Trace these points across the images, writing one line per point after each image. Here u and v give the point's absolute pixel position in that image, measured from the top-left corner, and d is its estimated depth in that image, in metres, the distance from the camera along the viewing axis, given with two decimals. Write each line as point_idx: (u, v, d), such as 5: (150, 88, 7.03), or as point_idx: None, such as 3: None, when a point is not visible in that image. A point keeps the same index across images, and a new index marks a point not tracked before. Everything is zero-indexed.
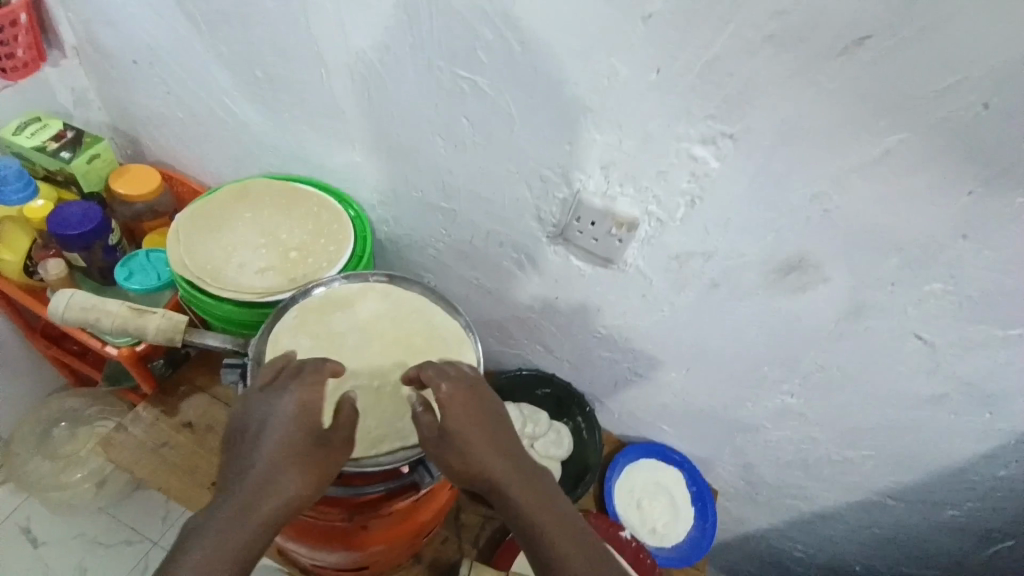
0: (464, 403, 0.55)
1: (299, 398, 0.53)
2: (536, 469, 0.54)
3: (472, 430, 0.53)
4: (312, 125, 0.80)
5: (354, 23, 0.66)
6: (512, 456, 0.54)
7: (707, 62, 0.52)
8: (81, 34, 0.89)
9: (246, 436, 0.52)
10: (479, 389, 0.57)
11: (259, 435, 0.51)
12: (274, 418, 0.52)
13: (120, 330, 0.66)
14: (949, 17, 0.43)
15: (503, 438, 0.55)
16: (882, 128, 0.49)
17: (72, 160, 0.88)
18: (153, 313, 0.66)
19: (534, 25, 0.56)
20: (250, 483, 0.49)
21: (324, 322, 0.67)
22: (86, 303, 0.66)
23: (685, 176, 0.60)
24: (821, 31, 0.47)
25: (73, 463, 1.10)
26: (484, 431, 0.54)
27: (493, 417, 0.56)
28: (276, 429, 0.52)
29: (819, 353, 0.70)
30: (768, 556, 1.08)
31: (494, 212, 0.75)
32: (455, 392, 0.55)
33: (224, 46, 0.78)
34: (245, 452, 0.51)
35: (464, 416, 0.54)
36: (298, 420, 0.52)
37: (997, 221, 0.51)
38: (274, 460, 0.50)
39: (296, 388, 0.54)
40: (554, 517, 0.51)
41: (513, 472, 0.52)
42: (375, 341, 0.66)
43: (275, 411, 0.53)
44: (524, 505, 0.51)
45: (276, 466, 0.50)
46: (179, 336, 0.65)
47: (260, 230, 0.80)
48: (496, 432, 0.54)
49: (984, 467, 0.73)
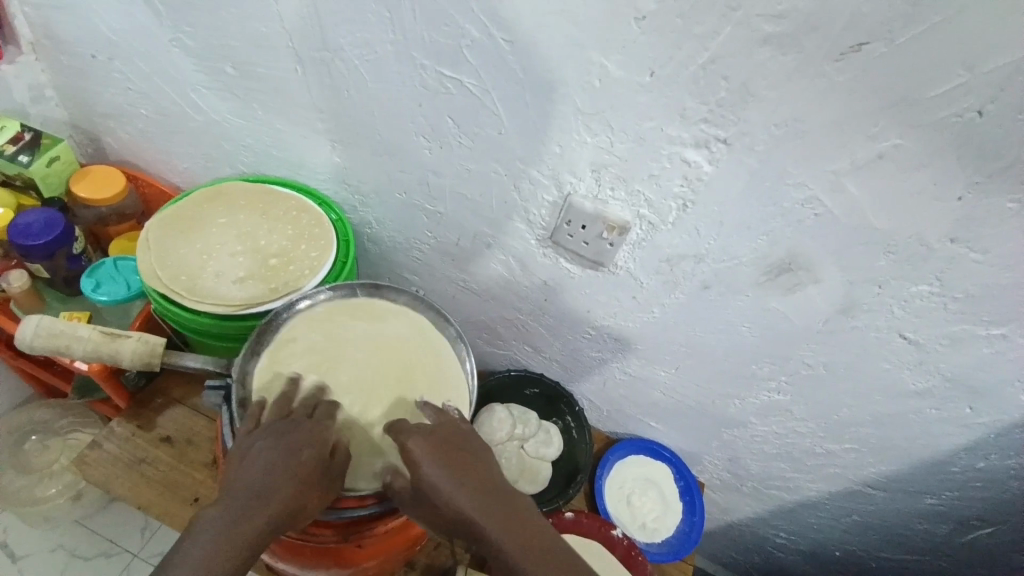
0: (433, 454, 0.52)
1: (311, 430, 0.53)
2: (525, 511, 0.50)
3: (444, 481, 0.50)
4: (289, 124, 0.77)
5: (333, 20, 0.62)
6: (492, 499, 0.50)
7: (703, 65, 0.50)
8: (36, 27, 0.83)
9: (249, 451, 0.50)
10: (449, 434, 0.55)
11: (265, 449, 0.50)
12: (284, 439, 0.51)
13: (91, 357, 0.62)
14: (950, 23, 0.42)
15: (481, 480, 0.51)
16: (879, 132, 0.49)
17: (31, 164, 0.83)
18: (127, 337, 0.63)
19: (524, 25, 0.54)
20: (249, 495, 0.47)
21: (312, 338, 0.66)
22: (51, 328, 0.61)
23: (677, 179, 0.59)
24: (821, 35, 0.46)
25: (49, 476, 1.05)
26: (458, 477, 0.51)
27: (468, 459, 0.52)
28: (284, 447, 0.51)
29: (808, 352, 0.71)
30: (751, 543, 1.11)
31: (481, 213, 0.73)
32: (422, 444, 0.53)
33: (190, 40, 0.73)
34: (247, 462, 0.49)
35: (436, 465, 0.51)
36: (315, 439, 0.52)
37: (987, 226, 0.52)
38: (279, 476, 0.48)
39: (309, 423, 0.54)
40: (543, 562, 0.46)
41: (493, 518, 0.48)
42: (372, 363, 0.65)
43: (284, 433, 0.52)
44: (511, 554, 0.47)
45: (280, 482, 0.48)
46: (157, 360, 0.63)
47: (236, 236, 0.77)
48: (473, 477, 0.51)
49: (965, 458, 0.75)
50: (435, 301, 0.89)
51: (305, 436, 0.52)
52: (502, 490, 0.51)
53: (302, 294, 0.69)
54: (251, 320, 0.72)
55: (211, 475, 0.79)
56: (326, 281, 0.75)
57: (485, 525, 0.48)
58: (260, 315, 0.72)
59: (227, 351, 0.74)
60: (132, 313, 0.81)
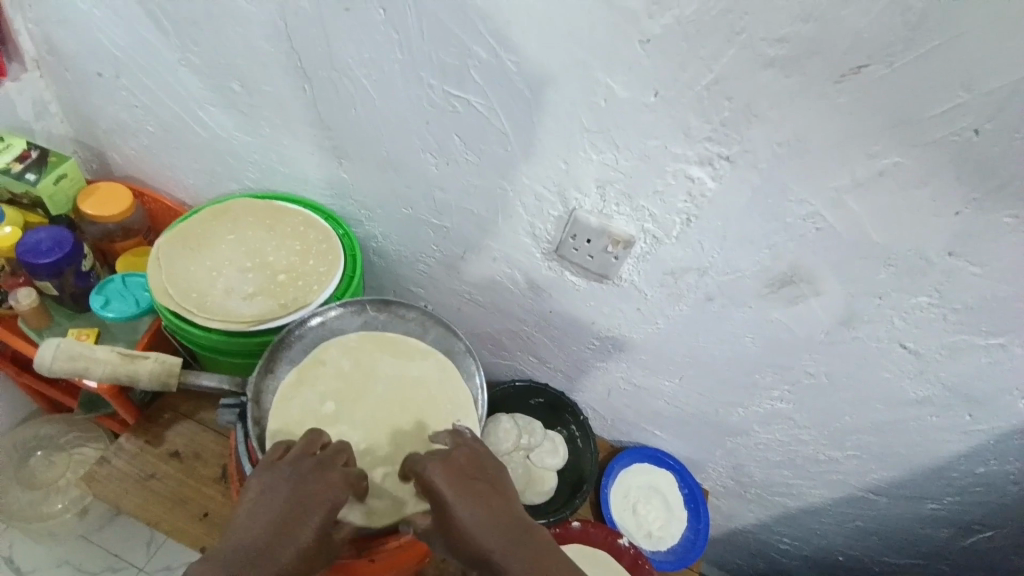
0: (451, 482, 0.53)
1: (326, 483, 0.53)
2: (545, 543, 0.50)
3: (469, 514, 0.51)
4: (295, 141, 0.77)
5: (341, 40, 0.63)
6: (515, 531, 0.51)
7: (706, 86, 0.52)
8: (41, 44, 0.84)
9: (264, 493, 0.52)
10: (468, 465, 0.55)
11: (278, 496, 0.51)
12: (297, 486, 0.52)
13: (110, 379, 0.64)
14: (948, 46, 0.44)
15: (504, 514, 0.52)
16: (878, 150, 0.51)
17: (38, 182, 0.83)
18: (145, 358, 0.64)
19: (531, 47, 0.55)
20: (258, 542, 0.48)
21: (331, 369, 0.68)
22: (71, 351, 0.62)
23: (682, 195, 0.60)
24: (822, 58, 0.47)
25: (54, 492, 1.05)
26: (477, 508, 0.51)
27: (490, 490, 0.53)
28: (299, 495, 0.51)
29: (810, 361, 0.72)
30: (754, 548, 1.12)
31: (487, 228, 0.74)
32: (442, 475, 0.54)
33: (197, 59, 0.74)
34: (260, 508, 0.50)
35: (458, 496, 0.52)
36: (328, 494, 0.53)
37: (985, 240, 0.53)
38: (289, 526, 0.49)
39: (327, 472, 0.54)
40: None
41: (519, 551, 0.49)
42: (391, 402, 0.67)
43: (300, 478, 0.53)
44: None
45: (291, 533, 0.49)
46: (174, 380, 0.64)
47: (244, 252, 0.78)
48: (493, 508, 0.52)
49: (965, 464, 0.76)
50: (440, 313, 0.90)
51: (320, 491, 0.52)
52: (523, 522, 0.52)
53: (314, 310, 0.70)
54: (261, 336, 0.73)
55: (221, 490, 0.80)
56: (334, 296, 0.76)
57: (511, 560, 0.48)
58: (270, 331, 0.73)
59: (238, 366, 0.75)
60: (140, 329, 0.82)
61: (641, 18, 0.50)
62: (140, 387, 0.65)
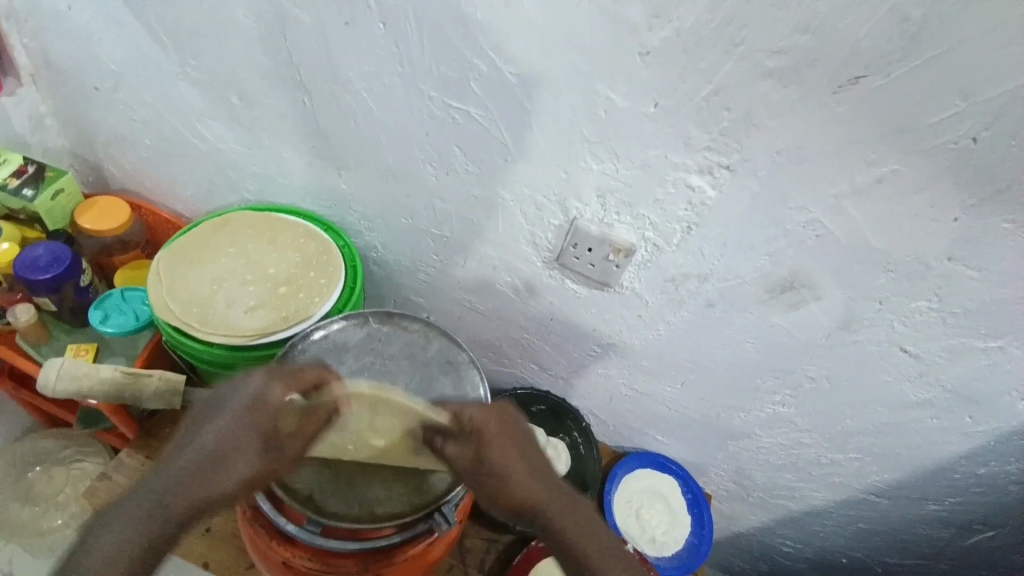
0: (497, 431, 0.58)
1: (257, 409, 0.58)
2: (564, 488, 0.60)
3: (516, 465, 0.57)
4: (295, 153, 0.77)
5: (341, 52, 0.63)
6: (548, 486, 0.59)
7: (706, 96, 0.52)
8: (37, 57, 0.83)
9: (223, 417, 0.59)
10: (507, 422, 0.60)
11: (228, 422, 0.58)
12: (243, 411, 0.58)
13: (114, 398, 0.66)
14: (944, 56, 0.44)
15: (535, 463, 0.59)
16: (877, 158, 0.51)
17: (36, 198, 0.83)
18: (148, 376, 0.67)
19: (532, 59, 0.55)
20: (196, 458, 0.58)
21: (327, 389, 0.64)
22: (74, 372, 0.64)
23: (682, 204, 0.61)
24: (821, 68, 0.47)
25: (53, 508, 1.03)
26: (517, 457, 0.58)
27: (526, 447, 0.60)
28: (244, 424, 0.58)
29: (811, 365, 0.72)
30: (756, 551, 1.12)
31: (488, 237, 0.74)
32: (488, 429, 0.58)
33: (196, 72, 0.74)
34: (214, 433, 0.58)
35: (503, 449, 0.58)
36: (252, 419, 0.57)
37: (982, 245, 0.54)
38: (238, 450, 0.57)
39: (263, 400, 0.58)
40: (592, 544, 0.58)
41: (549, 493, 0.58)
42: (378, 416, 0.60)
43: (250, 413, 0.58)
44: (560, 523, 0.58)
45: (237, 453, 0.57)
46: (178, 397, 0.68)
47: (245, 265, 0.78)
48: (527, 457, 0.59)
49: (966, 465, 0.77)
50: (441, 322, 0.90)
51: (245, 415, 0.58)
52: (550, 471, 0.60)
53: (316, 324, 0.71)
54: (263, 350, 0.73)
55: None
56: (336, 307, 0.76)
57: (542, 499, 0.58)
58: (272, 344, 0.73)
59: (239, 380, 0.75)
60: (140, 344, 0.81)
61: (641, 29, 0.50)
62: (143, 404, 0.68)
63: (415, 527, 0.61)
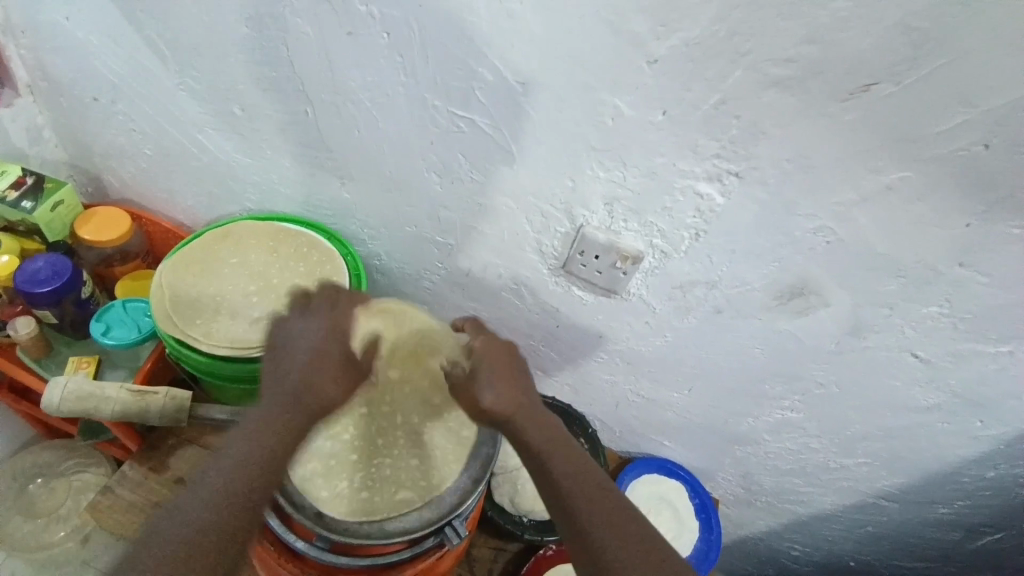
0: (492, 354, 0.60)
1: (333, 335, 0.59)
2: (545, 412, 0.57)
3: (499, 380, 0.57)
4: (296, 163, 0.77)
5: (342, 62, 0.63)
6: (531, 405, 0.57)
7: (713, 105, 0.52)
8: (34, 69, 0.83)
9: (289, 343, 0.58)
10: (504, 346, 0.61)
11: (311, 347, 0.57)
12: (320, 338, 0.58)
13: (121, 416, 0.66)
14: (953, 65, 0.44)
15: (525, 388, 0.58)
16: (885, 166, 0.51)
17: (35, 210, 0.82)
18: (155, 394, 0.67)
19: (537, 69, 0.55)
20: (290, 392, 0.55)
21: None
22: (80, 392, 0.64)
23: (690, 211, 0.60)
24: (829, 78, 0.47)
25: (55, 521, 1.02)
26: (505, 375, 0.58)
27: (519, 373, 0.59)
28: (328, 345, 0.58)
29: (819, 371, 0.72)
30: (764, 554, 1.12)
31: (493, 245, 0.74)
32: (483, 349, 0.60)
33: (195, 82, 0.73)
34: (288, 360, 0.57)
35: (490, 367, 0.58)
36: (332, 344, 0.58)
37: (992, 250, 0.53)
38: (316, 368, 0.56)
39: (332, 330, 0.59)
40: (568, 466, 0.54)
41: (529, 411, 0.56)
42: (392, 341, 0.64)
43: (316, 331, 0.58)
44: (537, 437, 0.55)
45: (328, 373, 0.57)
46: (185, 415, 0.68)
47: (248, 276, 0.77)
48: (515, 376, 0.58)
49: (974, 468, 0.77)
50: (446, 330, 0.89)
51: (320, 341, 0.58)
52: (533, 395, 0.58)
53: None
54: None
55: None
56: None
57: (521, 413, 0.56)
58: None
59: (244, 392, 0.75)
60: (141, 356, 0.82)
61: (646, 40, 0.50)
62: (150, 420, 0.67)
63: (425, 542, 0.60)
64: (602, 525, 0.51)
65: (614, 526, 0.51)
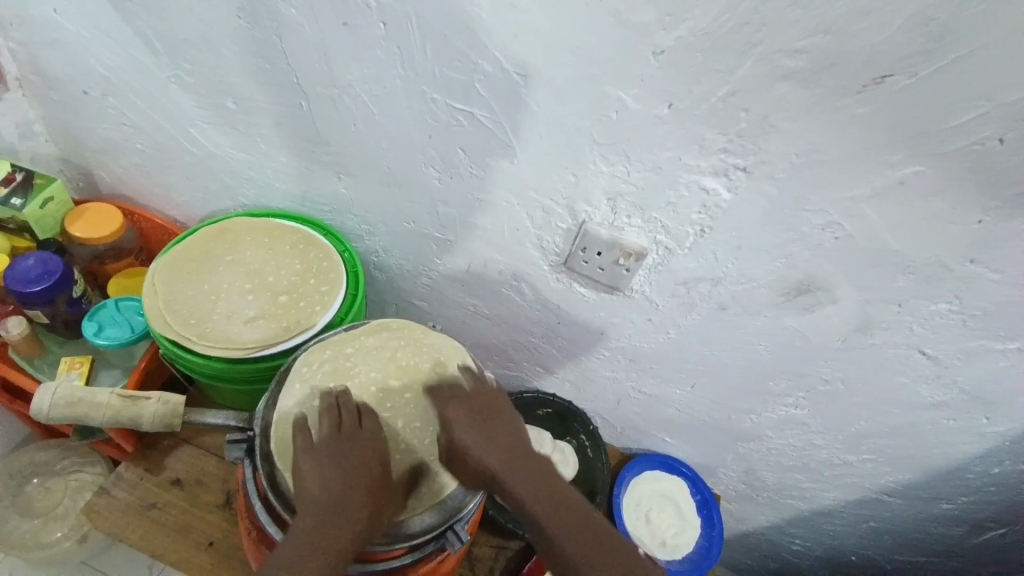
0: (469, 416, 0.60)
1: (365, 441, 0.57)
2: (534, 462, 0.57)
3: (478, 441, 0.57)
4: (292, 158, 0.75)
5: (338, 55, 0.61)
6: (516, 459, 0.57)
7: (722, 98, 0.50)
8: (22, 63, 0.80)
9: (321, 472, 0.55)
10: (484, 398, 0.62)
11: (345, 456, 0.55)
12: (354, 450, 0.56)
13: (114, 422, 0.64)
14: (972, 56, 0.42)
15: (508, 446, 0.58)
16: (898, 160, 0.49)
17: (25, 207, 0.81)
18: (147, 399, 0.65)
19: (540, 62, 0.53)
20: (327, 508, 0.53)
21: (341, 356, 0.65)
22: (70, 397, 0.63)
23: (696, 206, 0.59)
24: (843, 69, 0.45)
25: (53, 520, 1.01)
26: (486, 437, 0.58)
27: (499, 429, 0.59)
28: (362, 452, 0.56)
29: (824, 368, 0.71)
30: (764, 549, 1.12)
31: (493, 241, 0.72)
32: (459, 410, 0.60)
33: (188, 75, 0.71)
34: (323, 473, 0.55)
35: (466, 426, 0.59)
36: (366, 457, 0.56)
37: (1005, 246, 0.52)
38: (354, 493, 0.54)
39: (363, 434, 0.57)
40: (561, 513, 0.53)
41: (516, 467, 0.56)
42: (392, 354, 0.66)
43: (347, 452, 0.56)
44: (522, 495, 0.54)
45: (363, 489, 0.54)
46: (178, 421, 0.65)
47: (244, 274, 0.76)
48: (498, 435, 0.59)
49: (979, 465, 0.76)
50: (446, 327, 0.88)
51: (354, 451, 0.56)
52: (519, 450, 0.58)
53: (319, 336, 0.70)
54: (264, 362, 0.71)
55: (224, 517, 0.78)
56: (338, 316, 0.74)
57: (507, 474, 0.56)
58: (274, 356, 0.71)
59: (240, 391, 0.74)
60: (136, 355, 0.81)
61: (653, 30, 0.48)
62: (143, 429, 0.66)
63: (425, 547, 0.60)
64: (604, 574, 0.50)
65: (614, 575, 0.50)
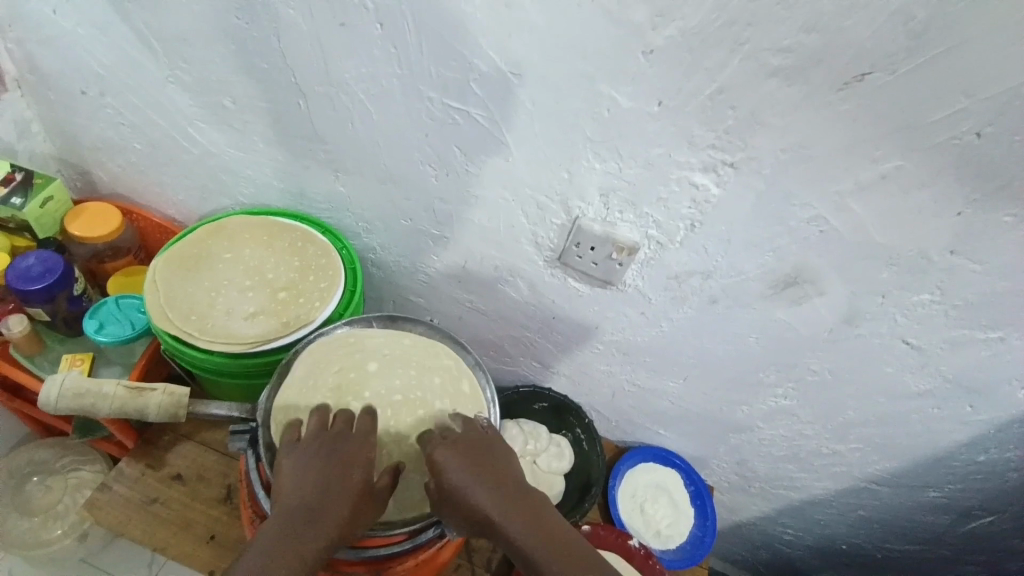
0: (460, 456, 0.56)
1: (354, 449, 0.57)
2: (530, 498, 0.54)
3: (467, 481, 0.54)
4: (289, 156, 0.76)
5: (334, 52, 0.62)
6: (512, 497, 0.54)
7: (710, 95, 0.52)
8: (20, 62, 0.81)
9: (296, 469, 0.54)
10: (476, 438, 0.59)
11: (331, 455, 0.56)
12: (335, 457, 0.55)
13: (120, 412, 0.65)
14: (949, 54, 0.44)
15: (505, 484, 0.55)
16: (881, 155, 0.51)
17: (24, 206, 0.82)
18: (152, 390, 0.65)
19: (532, 61, 0.54)
20: (304, 509, 0.52)
21: (378, 346, 0.70)
22: (77, 387, 0.64)
23: (685, 202, 0.60)
24: (826, 67, 0.47)
25: (52, 518, 1.02)
26: (479, 476, 0.55)
27: (492, 465, 0.56)
28: (346, 457, 0.56)
29: (813, 359, 0.73)
30: (757, 539, 1.14)
31: (490, 237, 0.74)
32: (447, 449, 0.57)
33: (186, 74, 0.72)
34: (304, 475, 0.54)
35: (458, 464, 0.55)
36: (352, 465, 0.55)
37: (985, 239, 0.54)
38: (331, 495, 0.53)
39: (354, 439, 0.58)
40: (557, 550, 0.50)
41: (513, 512, 0.52)
42: (419, 358, 0.70)
43: (334, 453, 0.56)
44: (521, 538, 0.51)
45: (335, 500, 0.53)
46: (183, 411, 0.65)
47: (244, 271, 0.77)
48: (491, 475, 0.55)
49: (966, 453, 0.78)
50: (443, 322, 0.89)
51: (339, 455, 0.56)
52: (513, 484, 0.55)
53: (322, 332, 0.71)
54: (265, 357, 0.73)
55: (225, 512, 0.79)
56: (337, 312, 0.76)
57: (501, 517, 0.52)
58: (274, 351, 0.73)
59: (240, 386, 0.75)
60: (136, 353, 0.82)
61: (644, 30, 0.49)
62: (149, 419, 0.67)
63: (426, 532, 0.61)
64: None
65: None
